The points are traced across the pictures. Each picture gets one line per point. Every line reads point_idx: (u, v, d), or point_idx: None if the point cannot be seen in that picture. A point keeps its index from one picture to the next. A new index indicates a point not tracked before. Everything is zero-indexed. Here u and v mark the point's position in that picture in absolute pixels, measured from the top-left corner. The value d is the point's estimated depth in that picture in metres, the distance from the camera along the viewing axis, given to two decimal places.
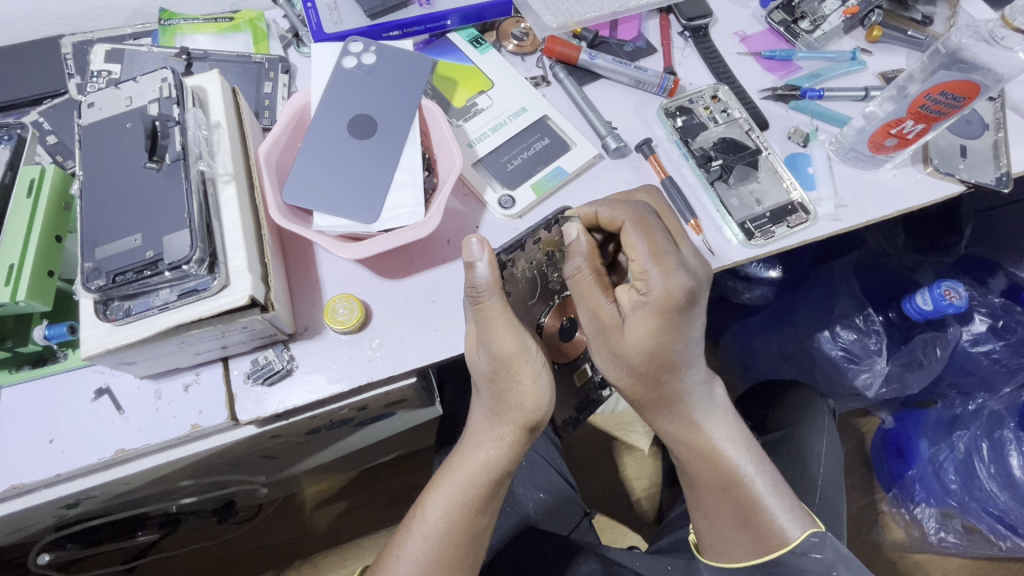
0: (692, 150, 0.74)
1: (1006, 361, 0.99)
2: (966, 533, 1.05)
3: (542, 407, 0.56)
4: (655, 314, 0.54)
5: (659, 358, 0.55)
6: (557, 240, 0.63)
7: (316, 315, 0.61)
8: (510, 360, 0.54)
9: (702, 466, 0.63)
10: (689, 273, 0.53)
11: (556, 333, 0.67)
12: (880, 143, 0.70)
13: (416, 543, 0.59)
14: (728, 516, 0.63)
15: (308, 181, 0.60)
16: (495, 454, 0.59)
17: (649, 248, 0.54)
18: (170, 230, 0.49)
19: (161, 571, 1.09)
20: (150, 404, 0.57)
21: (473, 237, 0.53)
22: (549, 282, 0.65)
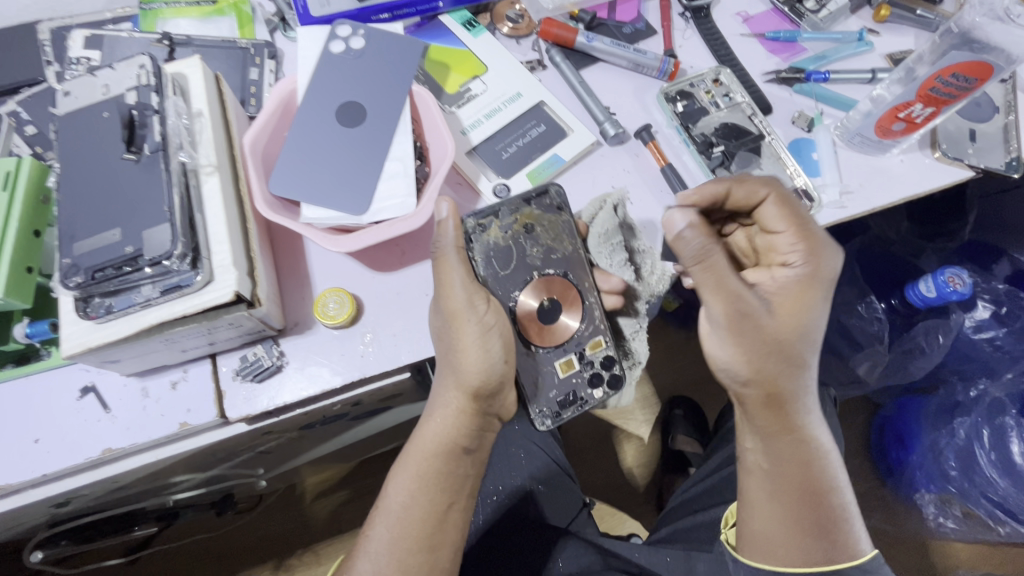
0: (693, 136, 0.72)
1: (1008, 348, 0.97)
2: (966, 518, 1.06)
3: (482, 368, 0.56)
4: (802, 288, 0.57)
5: (798, 338, 0.56)
6: (534, 213, 0.63)
7: (306, 310, 0.60)
8: (453, 316, 0.55)
9: (789, 467, 0.58)
10: (839, 248, 0.58)
11: (533, 314, 0.62)
12: (887, 128, 0.68)
13: (382, 521, 0.59)
14: (802, 522, 0.58)
15: (296, 172, 0.58)
16: (446, 424, 0.59)
17: (793, 224, 0.57)
18: (150, 225, 0.47)
19: (165, 562, 1.09)
20: (137, 402, 0.55)
21: (445, 197, 0.58)
22: (526, 258, 0.63)
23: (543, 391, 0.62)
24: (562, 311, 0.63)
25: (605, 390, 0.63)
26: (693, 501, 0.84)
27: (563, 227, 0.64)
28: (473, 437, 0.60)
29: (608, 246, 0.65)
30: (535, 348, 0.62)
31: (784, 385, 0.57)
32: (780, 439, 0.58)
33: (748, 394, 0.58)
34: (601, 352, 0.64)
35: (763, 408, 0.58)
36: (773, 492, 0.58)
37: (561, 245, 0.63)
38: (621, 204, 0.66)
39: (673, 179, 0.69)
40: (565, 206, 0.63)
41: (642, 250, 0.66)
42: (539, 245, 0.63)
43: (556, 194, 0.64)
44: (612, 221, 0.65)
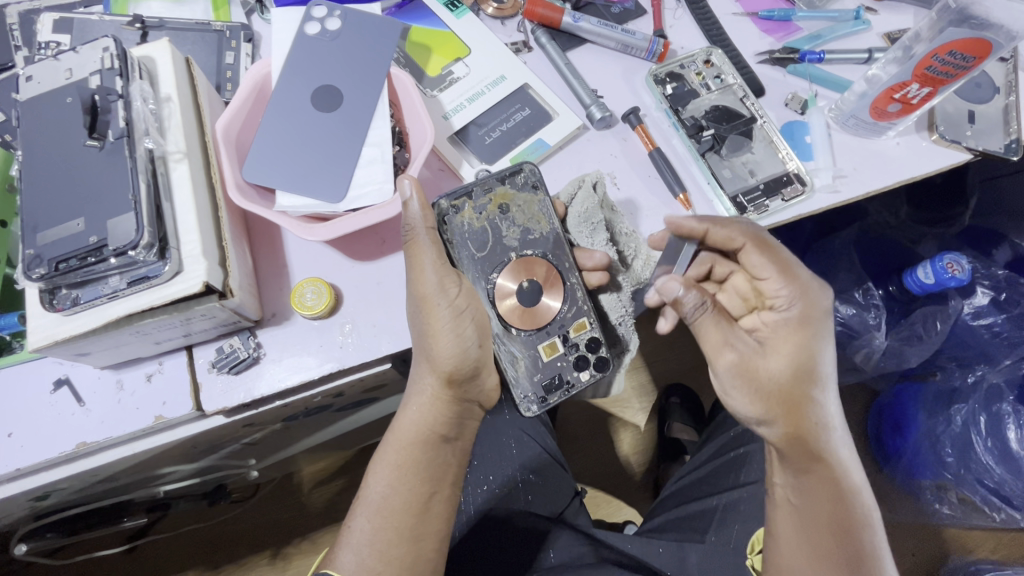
0: (683, 119, 0.70)
1: (1007, 334, 0.96)
2: (961, 504, 1.05)
3: (454, 356, 0.56)
4: (794, 330, 0.60)
5: (806, 377, 0.60)
6: (508, 192, 0.62)
7: (284, 301, 0.58)
8: (424, 300, 0.54)
9: (818, 502, 0.59)
10: (826, 285, 0.62)
11: (511, 296, 0.61)
12: (883, 110, 0.66)
13: (363, 513, 0.58)
14: (833, 553, 0.56)
15: (270, 159, 0.56)
16: (423, 412, 0.59)
17: (781, 267, 0.61)
18: (114, 214, 0.46)
19: (158, 552, 1.09)
20: (112, 395, 0.55)
21: (409, 176, 0.54)
22: (502, 239, 0.62)
23: (527, 376, 0.61)
24: (543, 293, 0.62)
25: (592, 372, 0.62)
26: (686, 490, 0.84)
27: (539, 206, 0.62)
28: (451, 424, 0.60)
29: (587, 227, 0.64)
30: (516, 331, 0.61)
31: (807, 422, 0.60)
32: (811, 473, 0.59)
33: (770, 435, 0.61)
34: (585, 334, 0.62)
35: (789, 445, 0.60)
36: (802, 523, 0.58)
37: (538, 225, 0.63)
38: (600, 183, 0.64)
39: (661, 163, 0.67)
40: (540, 185, 0.62)
41: (626, 232, 0.65)
42: (516, 226, 0.62)
43: (530, 172, 0.62)
44: (592, 199, 0.63)
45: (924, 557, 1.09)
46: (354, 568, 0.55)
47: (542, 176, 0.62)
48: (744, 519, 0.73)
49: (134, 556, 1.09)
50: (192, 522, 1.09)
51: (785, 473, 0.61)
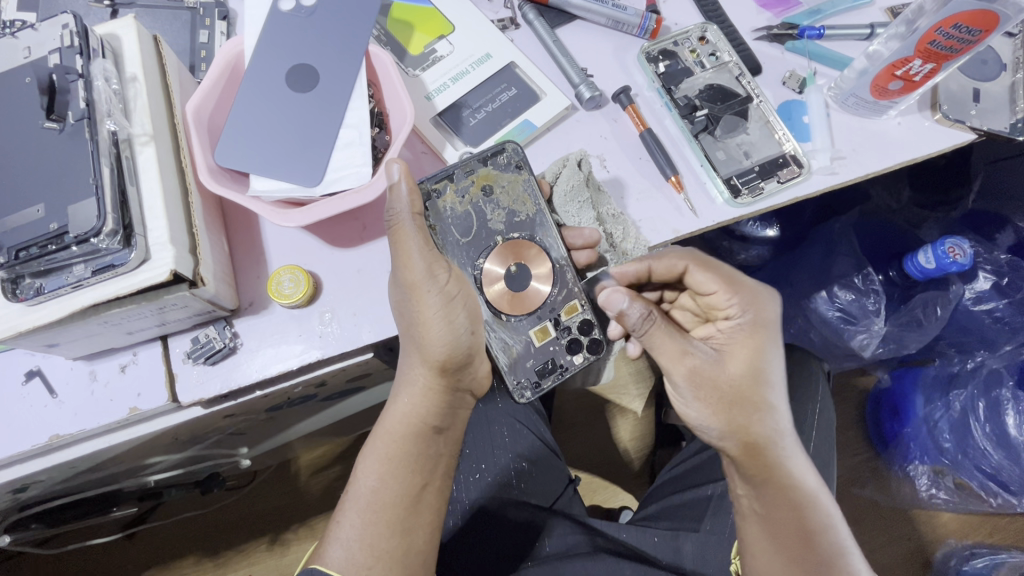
0: (675, 99, 0.67)
1: (1008, 319, 0.95)
2: (957, 490, 1.04)
3: (448, 342, 0.54)
4: (749, 336, 0.59)
5: (759, 382, 0.58)
6: (491, 173, 0.60)
7: (261, 289, 0.57)
8: (412, 287, 0.52)
9: (779, 509, 0.57)
10: (774, 292, 0.61)
11: (500, 280, 0.60)
12: (884, 88, 0.63)
13: (353, 508, 0.55)
14: (803, 560, 0.55)
15: (245, 143, 0.55)
16: (415, 402, 0.57)
17: (723, 280, 0.59)
18: (75, 200, 0.44)
19: (151, 541, 1.09)
20: (85, 386, 0.53)
21: (395, 158, 0.52)
22: (487, 223, 0.61)
23: (518, 362, 0.60)
24: (533, 277, 0.60)
25: (586, 355, 0.60)
26: (680, 479, 0.83)
27: (524, 187, 0.61)
28: (443, 415, 0.58)
29: (574, 204, 0.62)
30: (506, 317, 0.60)
31: (758, 431, 0.58)
32: (765, 483, 0.57)
33: (727, 446, 0.59)
34: (578, 317, 0.61)
35: (744, 458, 0.58)
36: (772, 536, 0.57)
37: (524, 207, 0.61)
38: (584, 161, 0.63)
39: (652, 145, 0.64)
40: (524, 163, 0.60)
41: (614, 214, 0.63)
42: (501, 208, 0.61)
43: (513, 152, 0.60)
44: (577, 176, 0.62)
45: (921, 542, 1.08)
46: (344, 566, 0.53)
47: (525, 155, 0.61)
48: None
49: (132, 542, 1.09)
50: (186, 510, 1.09)
51: (745, 485, 0.59)
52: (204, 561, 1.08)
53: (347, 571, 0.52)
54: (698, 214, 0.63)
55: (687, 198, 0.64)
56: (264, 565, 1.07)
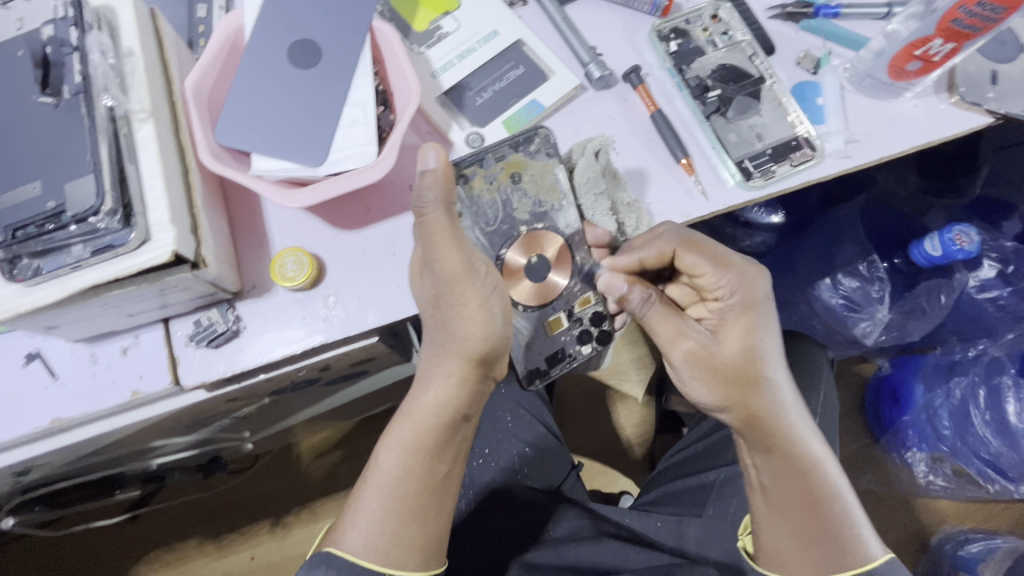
0: (687, 80, 0.65)
1: (1012, 308, 0.94)
2: (955, 476, 1.04)
3: (488, 334, 0.53)
4: (741, 316, 0.57)
5: (753, 360, 0.57)
6: (521, 160, 0.61)
7: (264, 272, 0.56)
8: (453, 280, 0.50)
9: (785, 481, 0.57)
10: (765, 269, 0.58)
11: (521, 269, 0.60)
12: (902, 68, 0.62)
13: (373, 495, 0.54)
14: (806, 531, 0.56)
15: (245, 122, 0.53)
16: (448, 394, 0.55)
17: (712, 259, 0.57)
18: (72, 177, 0.43)
19: (155, 524, 1.09)
20: (86, 369, 0.53)
21: (431, 143, 0.46)
22: (512, 213, 0.61)
23: (530, 350, 0.60)
24: (552, 268, 0.61)
25: (595, 347, 0.61)
26: (684, 464, 0.83)
27: (551, 176, 0.61)
28: (472, 404, 0.56)
29: (591, 195, 0.61)
30: (523, 307, 0.60)
31: (759, 405, 0.57)
32: (772, 453, 0.58)
33: (732, 419, 0.59)
34: (590, 309, 0.61)
35: (746, 429, 0.58)
36: (774, 504, 0.57)
37: (549, 197, 0.62)
38: (605, 150, 0.61)
39: (663, 126, 0.63)
40: (554, 153, 0.60)
41: (628, 202, 0.61)
42: (527, 197, 0.61)
43: (544, 139, 0.60)
44: (595, 167, 0.59)
45: (917, 527, 1.09)
46: (362, 551, 0.52)
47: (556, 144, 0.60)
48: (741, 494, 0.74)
49: (137, 524, 1.09)
50: (190, 493, 1.09)
51: (754, 454, 0.59)
52: (211, 542, 1.09)
53: (364, 555, 0.52)
54: (708, 197, 0.62)
55: (698, 180, 0.62)
56: (267, 547, 1.08)
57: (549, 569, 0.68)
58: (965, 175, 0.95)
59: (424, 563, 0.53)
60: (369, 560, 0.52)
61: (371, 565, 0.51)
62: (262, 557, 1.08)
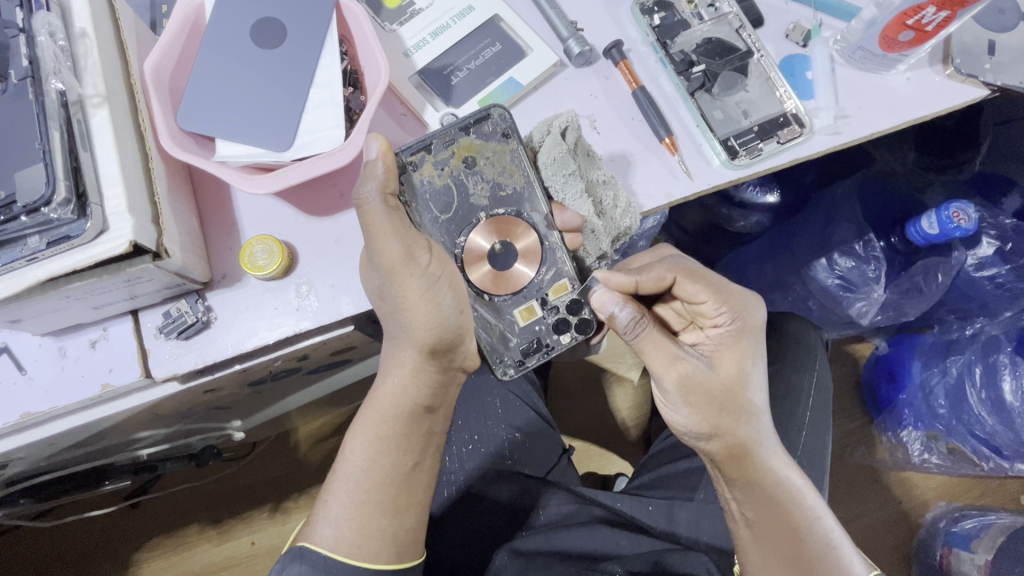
0: (671, 55, 0.63)
1: (1010, 286, 0.92)
2: (950, 454, 1.03)
3: (436, 325, 0.52)
4: (735, 343, 0.57)
5: (744, 389, 0.57)
6: (473, 143, 0.57)
7: (233, 261, 0.54)
8: (393, 271, 0.49)
9: (768, 514, 0.56)
10: (760, 298, 0.59)
11: (485, 256, 0.58)
12: (893, 39, 0.59)
13: (341, 488, 0.54)
14: (792, 559, 0.54)
15: (208, 106, 0.51)
16: (405, 384, 0.54)
17: (709, 287, 0.57)
18: (22, 166, 0.42)
19: (156, 511, 1.10)
20: (55, 363, 0.52)
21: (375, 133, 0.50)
22: (469, 198, 0.58)
23: (502, 341, 0.59)
24: (518, 257, 0.59)
25: (574, 336, 0.58)
26: (677, 447, 0.82)
27: (510, 158, 0.58)
28: (434, 394, 0.55)
29: (560, 176, 0.58)
30: (489, 296, 0.59)
31: (742, 436, 0.57)
32: (753, 487, 0.57)
33: (712, 450, 0.58)
34: (566, 297, 0.59)
35: (728, 461, 0.57)
36: (758, 535, 0.56)
37: (511, 179, 0.58)
38: (572, 127, 0.58)
39: (645, 105, 0.60)
40: (510, 132, 0.57)
41: (602, 179, 0.59)
42: (485, 181, 0.58)
43: (499, 118, 0.57)
44: (560, 146, 0.57)
45: (910, 505, 1.09)
46: (334, 544, 0.52)
47: (511, 121, 0.57)
48: None
49: (136, 511, 1.10)
50: (190, 480, 1.10)
51: (733, 489, 0.58)
52: (208, 529, 1.09)
53: (337, 549, 0.52)
54: (692, 177, 0.60)
55: (682, 160, 0.60)
56: (265, 532, 1.08)
57: (537, 557, 0.66)
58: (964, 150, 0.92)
59: (397, 554, 0.53)
60: (341, 553, 0.51)
61: (343, 558, 0.51)
62: (261, 542, 1.08)
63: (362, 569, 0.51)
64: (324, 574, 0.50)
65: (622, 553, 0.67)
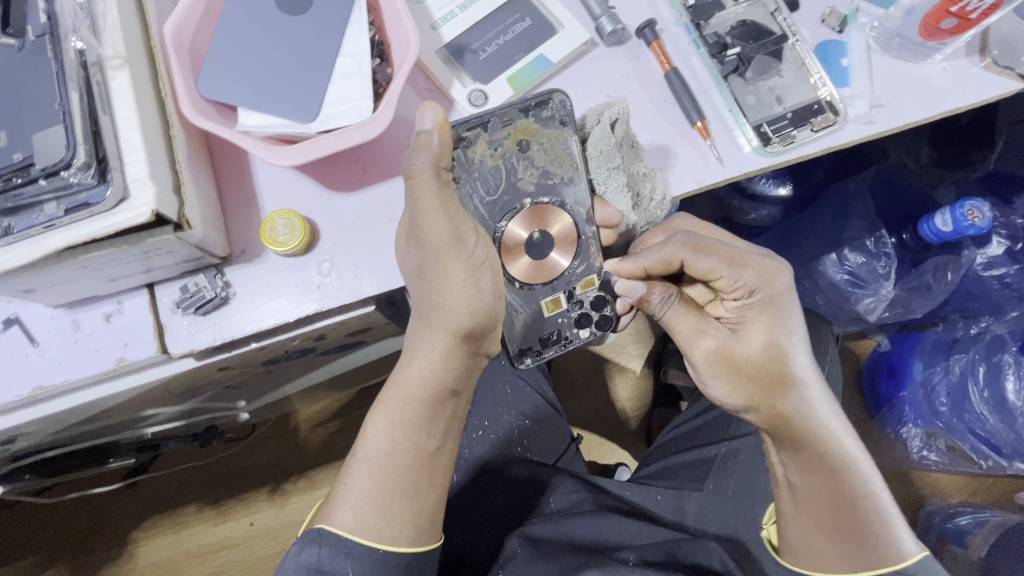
0: (705, 36, 0.61)
1: (1018, 286, 0.91)
2: (948, 452, 1.02)
3: (475, 309, 0.50)
4: (762, 312, 0.56)
5: (776, 358, 0.55)
6: (531, 126, 0.56)
7: (254, 236, 0.53)
8: (438, 250, 0.47)
9: (815, 480, 0.55)
10: (783, 263, 0.56)
11: (520, 243, 0.57)
12: (935, 27, 0.58)
13: (362, 470, 0.53)
14: (836, 528, 0.54)
15: (230, 74, 0.49)
16: (433, 367, 0.53)
17: (725, 259, 0.54)
18: (42, 128, 0.40)
19: (154, 490, 1.09)
20: (68, 336, 0.50)
21: (430, 102, 0.47)
22: (517, 182, 0.57)
23: (524, 329, 0.58)
24: (555, 247, 0.58)
25: (592, 331, 0.58)
26: (686, 438, 0.83)
27: (563, 146, 0.57)
28: (461, 379, 0.54)
29: (603, 169, 0.58)
30: (521, 284, 0.57)
31: (784, 406, 0.56)
32: (802, 453, 0.56)
33: (755, 420, 0.58)
34: (592, 292, 0.58)
35: (771, 430, 0.57)
36: (801, 500, 0.56)
37: (561, 167, 0.57)
38: (623, 119, 0.57)
39: (678, 87, 0.59)
40: (568, 120, 0.55)
41: (645, 173, 0.58)
42: (534, 167, 0.57)
43: (560, 104, 0.55)
44: (609, 139, 0.56)
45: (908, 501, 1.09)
46: (353, 526, 0.51)
47: (572, 110, 0.55)
48: (740, 471, 0.74)
49: (136, 490, 1.09)
50: (187, 461, 1.09)
51: (779, 452, 0.58)
52: (208, 509, 1.09)
53: (355, 531, 0.51)
54: (724, 163, 0.59)
55: (714, 145, 0.59)
56: (265, 514, 1.08)
57: (547, 544, 0.66)
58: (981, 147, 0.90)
59: (417, 537, 0.52)
60: (362, 536, 0.51)
61: (363, 541, 0.50)
62: (260, 523, 1.07)
63: (383, 552, 0.50)
64: (343, 556, 0.50)
65: (624, 545, 0.66)
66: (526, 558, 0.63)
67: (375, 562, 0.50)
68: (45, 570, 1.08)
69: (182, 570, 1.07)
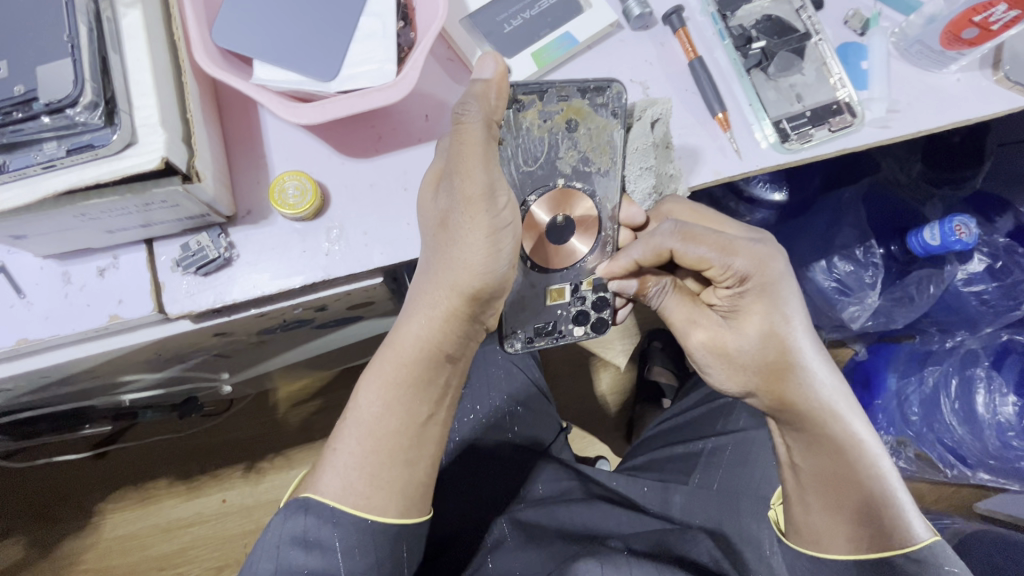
0: (729, 28, 0.61)
1: (994, 303, 0.92)
2: (916, 460, 1.02)
3: (487, 269, 0.49)
4: (759, 297, 0.55)
5: (776, 344, 0.56)
6: (585, 108, 0.55)
7: (261, 197, 0.50)
8: (466, 200, 0.46)
9: (822, 459, 0.56)
10: (776, 247, 0.55)
11: (542, 228, 0.56)
12: (955, 36, 0.58)
13: (353, 434, 0.51)
14: (838, 506, 0.55)
15: (245, 25, 0.47)
16: (431, 328, 0.51)
17: (716, 248, 0.53)
18: (46, 60, 0.38)
19: (124, 461, 1.06)
20: (58, 289, 0.48)
21: (491, 54, 0.49)
22: (556, 160, 0.56)
23: (523, 313, 0.58)
24: (575, 232, 0.58)
25: (587, 330, 0.60)
26: (676, 432, 0.82)
27: (607, 136, 0.56)
28: (460, 345, 0.52)
29: (636, 168, 0.58)
30: (531, 265, 0.57)
31: (797, 393, 0.56)
32: (807, 434, 0.57)
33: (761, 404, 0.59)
34: (595, 291, 0.59)
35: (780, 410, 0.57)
36: (808, 483, 0.57)
37: (600, 157, 0.57)
38: (662, 119, 0.56)
39: (702, 76, 0.58)
40: (620, 113, 0.55)
41: (672, 174, 0.58)
42: (576, 149, 0.56)
43: (616, 94, 0.55)
44: (646, 139, 0.55)
45: None
46: (342, 495, 0.50)
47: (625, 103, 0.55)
48: (727, 465, 0.73)
49: (106, 461, 1.06)
50: (157, 434, 1.06)
51: (785, 432, 0.59)
52: (179, 485, 1.06)
53: (344, 501, 0.49)
54: (742, 156, 0.58)
55: (733, 138, 0.58)
56: (238, 491, 1.05)
57: (537, 528, 0.65)
58: (969, 167, 0.89)
59: (406, 508, 0.51)
60: (349, 504, 0.49)
61: (350, 510, 0.49)
62: (233, 500, 1.05)
63: (371, 523, 0.49)
64: (332, 526, 0.48)
65: (614, 533, 0.65)
66: (515, 542, 0.63)
67: (364, 533, 0.49)
68: (4, 539, 1.04)
69: (150, 546, 1.04)
